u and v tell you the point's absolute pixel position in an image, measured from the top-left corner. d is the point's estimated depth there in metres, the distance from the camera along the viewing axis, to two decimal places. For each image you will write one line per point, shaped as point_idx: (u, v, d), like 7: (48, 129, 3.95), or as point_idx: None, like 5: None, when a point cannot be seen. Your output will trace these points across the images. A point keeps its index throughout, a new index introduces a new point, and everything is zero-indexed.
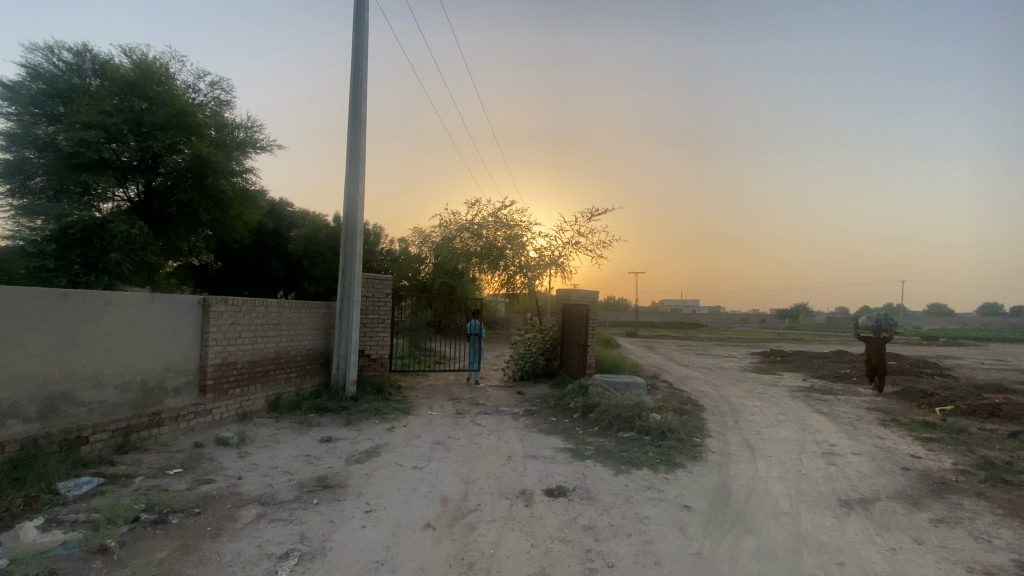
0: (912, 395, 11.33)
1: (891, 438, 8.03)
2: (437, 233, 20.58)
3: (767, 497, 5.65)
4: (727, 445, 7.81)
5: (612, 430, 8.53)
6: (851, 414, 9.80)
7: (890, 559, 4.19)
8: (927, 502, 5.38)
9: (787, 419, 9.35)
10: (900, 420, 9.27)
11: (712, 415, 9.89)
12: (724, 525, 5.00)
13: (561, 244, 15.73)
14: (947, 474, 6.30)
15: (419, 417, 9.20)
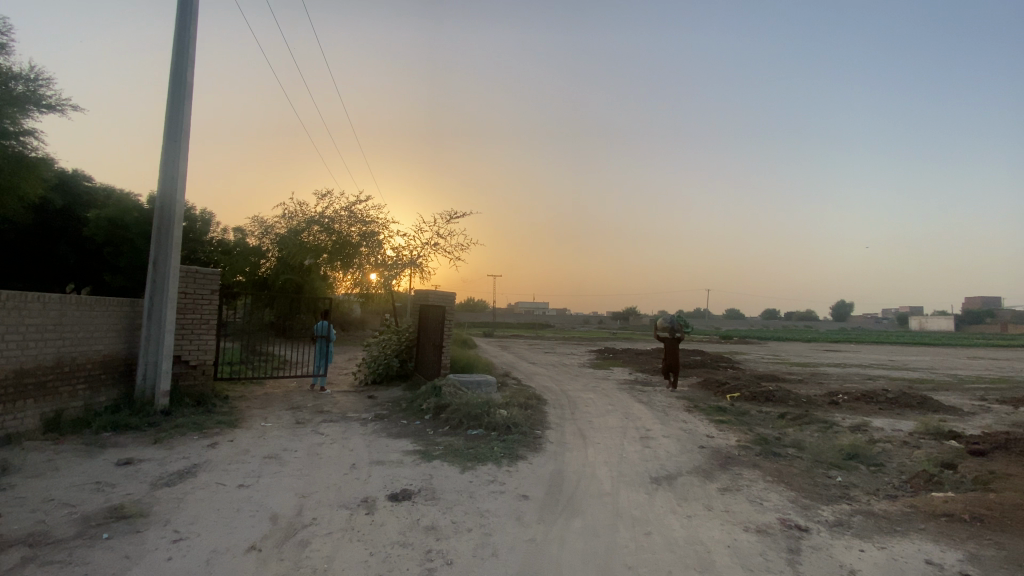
0: (710, 384, 13.56)
1: (693, 421, 9.48)
2: (282, 225, 18.79)
3: (595, 480, 6.24)
4: (564, 435, 8.47)
5: (461, 429, 8.64)
6: (665, 402, 11.37)
7: (686, 524, 4.93)
8: (716, 474, 6.46)
9: (615, 409, 10.48)
10: (701, 406, 11.02)
11: (554, 408, 10.65)
12: (556, 510, 5.39)
13: (419, 245, 15.53)
14: (732, 449, 7.64)
15: (250, 429, 8.26)
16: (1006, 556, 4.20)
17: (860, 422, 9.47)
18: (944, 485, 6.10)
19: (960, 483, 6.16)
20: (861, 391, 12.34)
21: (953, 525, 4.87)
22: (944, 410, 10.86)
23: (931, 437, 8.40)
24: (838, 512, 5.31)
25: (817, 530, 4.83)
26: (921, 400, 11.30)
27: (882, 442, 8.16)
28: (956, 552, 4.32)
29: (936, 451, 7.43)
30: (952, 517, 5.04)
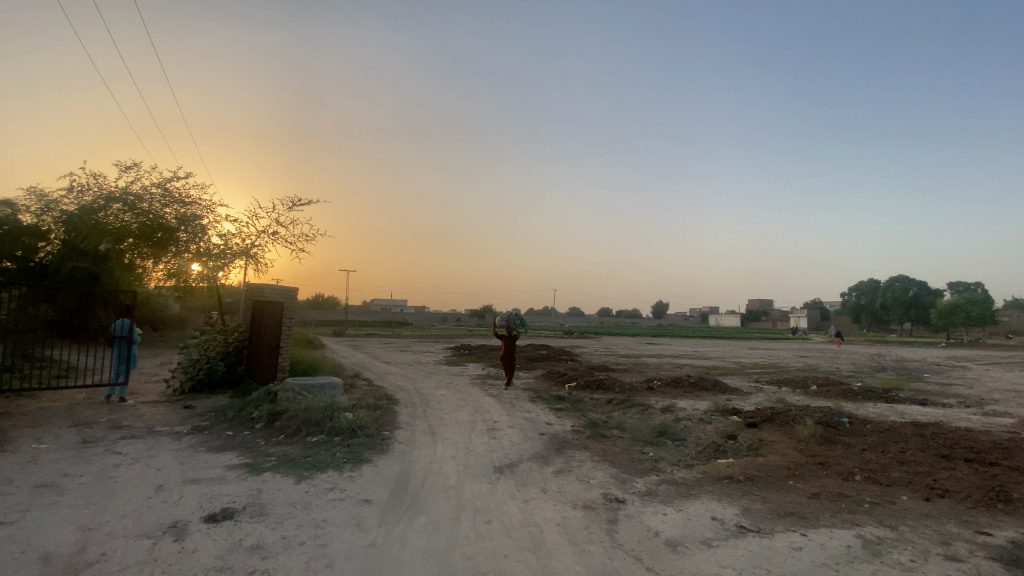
0: (553, 376, 14.62)
1: (537, 411, 10.12)
2: (69, 200, 15.28)
3: (440, 476, 6.27)
4: (413, 434, 8.35)
5: (299, 436, 7.97)
6: (513, 395, 11.94)
7: (523, 509, 5.22)
8: (552, 459, 6.98)
9: (465, 404, 10.67)
10: (544, 396, 11.82)
11: (404, 407, 10.44)
12: (399, 510, 5.28)
13: (255, 232, 13.94)
14: (568, 434, 8.33)
15: (11, 455, 6.55)
16: (764, 506, 5.27)
17: (670, 404, 11.06)
18: (727, 453, 7.43)
19: (738, 450, 7.57)
20: (673, 378, 14.42)
21: (732, 485, 5.96)
22: (731, 391, 13.24)
23: (720, 414, 10.17)
24: (649, 482, 6.14)
25: (632, 501, 5.50)
26: (715, 384, 13.63)
27: (686, 420, 9.64)
28: (733, 507, 5.28)
29: (723, 426, 9.02)
30: (730, 478, 6.17)
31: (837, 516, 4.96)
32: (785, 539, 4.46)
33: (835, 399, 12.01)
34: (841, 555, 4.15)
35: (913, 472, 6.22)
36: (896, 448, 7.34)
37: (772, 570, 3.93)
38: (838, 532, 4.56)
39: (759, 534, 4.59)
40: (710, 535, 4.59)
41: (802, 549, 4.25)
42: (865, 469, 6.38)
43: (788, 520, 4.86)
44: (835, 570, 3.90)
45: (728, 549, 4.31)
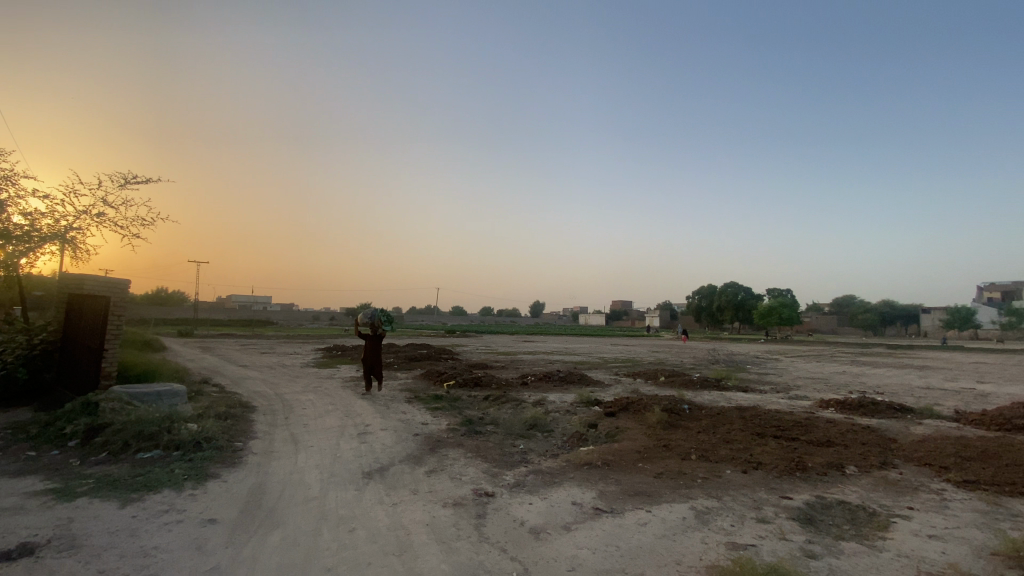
0: (430, 375, 14.46)
1: (411, 412, 9.91)
2: None
3: (301, 487, 5.82)
4: (272, 443, 7.64)
5: (126, 453, 6.82)
6: (387, 396, 11.55)
7: (391, 512, 5.07)
8: (425, 458, 6.89)
9: (334, 408, 10.06)
10: (420, 396, 11.63)
11: (263, 414, 9.51)
12: (251, 528, 4.79)
13: (74, 212, 11.64)
14: (442, 433, 8.29)
15: None
16: (618, 488, 5.77)
17: (541, 398, 11.61)
18: (588, 441, 8.01)
19: (598, 438, 8.20)
20: (544, 373, 15.16)
21: (591, 471, 6.44)
22: (595, 383, 14.31)
23: (585, 405, 10.94)
24: (518, 474, 6.36)
25: (501, 493, 5.65)
26: (581, 377, 14.62)
27: (554, 412, 10.19)
28: (590, 491, 5.70)
29: (586, 416, 9.70)
30: (591, 464, 6.66)
31: (677, 492, 5.62)
32: (633, 516, 4.94)
33: (680, 388, 13.62)
34: (677, 525, 4.70)
35: (735, 449, 7.28)
36: (724, 429, 8.54)
37: (621, 546, 4.32)
38: (676, 506, 5.16)
39: (612, 514, 5.01)
40: (569, 519, 4.90)
41: (646, 524, 4.74)
42: (699, 448, 7.32)
43: (637, 499, 5.38)
44: (672, 540, 4.41)
45: (584, 531, 4.64)
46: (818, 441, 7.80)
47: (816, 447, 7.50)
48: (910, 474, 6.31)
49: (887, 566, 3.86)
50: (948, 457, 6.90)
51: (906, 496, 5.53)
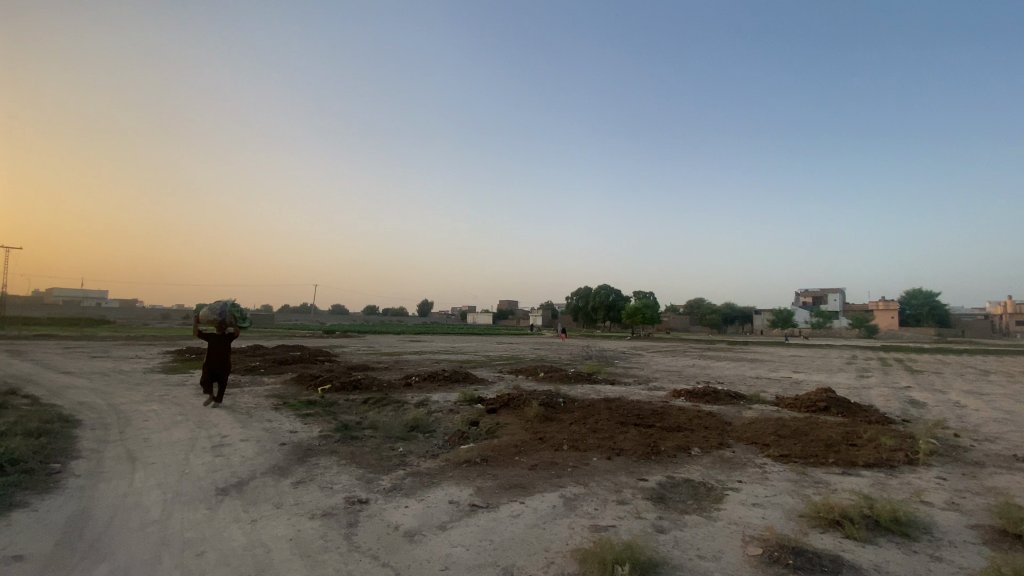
0: (303, 379, 13.48)
1: (279, 419, 9.14)
2: None
3: (137, 511, 5.06)
4: (101, 463, 6.53)
5: None
6: (251, 403, 10.53)
7: (249, 530, 4.63)
8: (292, 469, 6.41)
9: (185, 419, 8.90)
10: (291, 402, 10.78)
11: (90, 430, 8.09)
12: (66, 564, 4.04)
13: None
14: (313, 441, 7.77)
15: None
16: (495, 483, 5.91)
17: (423, 398, 11.45)
18: (468, 439, 8.08)
19: (478, 435, 8.31)
20: (427, 373, 14.97)
21: (469, 468, 6.51)
22: (477, 382, 14.48)
23: (467, 403, 11.02)
24: (394, 478, 6.21)
25: (375, 499, 5.47)
26: (465, 376, 14.70)
27: (436, 412, 10.12)
28: (468, 488, 5.76)
29: (467, 414, 9.78)
30: (469, 462, 6.74)
31: (549, 482, 5.92)
32: (507, 509, 5.10)
33: (558, 383, 14.36)
34: (548, 514, 4.95)
35: (603, 438, 7.87)
36: (594, 420, 9.19)
37: (494, 539, 4.43)
38: (548, 495, 5.44)
39: (488, 509, 5.12)
40: (445, 519, 4.90)
41: (519, 516, 4.92)
42: (572, 439, 7.78)
43: (511, 492, 5.56)
44: (542, 528, 4.63)
45: (459, 528, 4.67)
46: (672, 427, 8.74)
47: (670, 433, 8.40)
48: (740, 452, 7.35)
49: (719, 533, 4.45)
50: (769, 435, 8.18)
51: (737, 471, 6.44)
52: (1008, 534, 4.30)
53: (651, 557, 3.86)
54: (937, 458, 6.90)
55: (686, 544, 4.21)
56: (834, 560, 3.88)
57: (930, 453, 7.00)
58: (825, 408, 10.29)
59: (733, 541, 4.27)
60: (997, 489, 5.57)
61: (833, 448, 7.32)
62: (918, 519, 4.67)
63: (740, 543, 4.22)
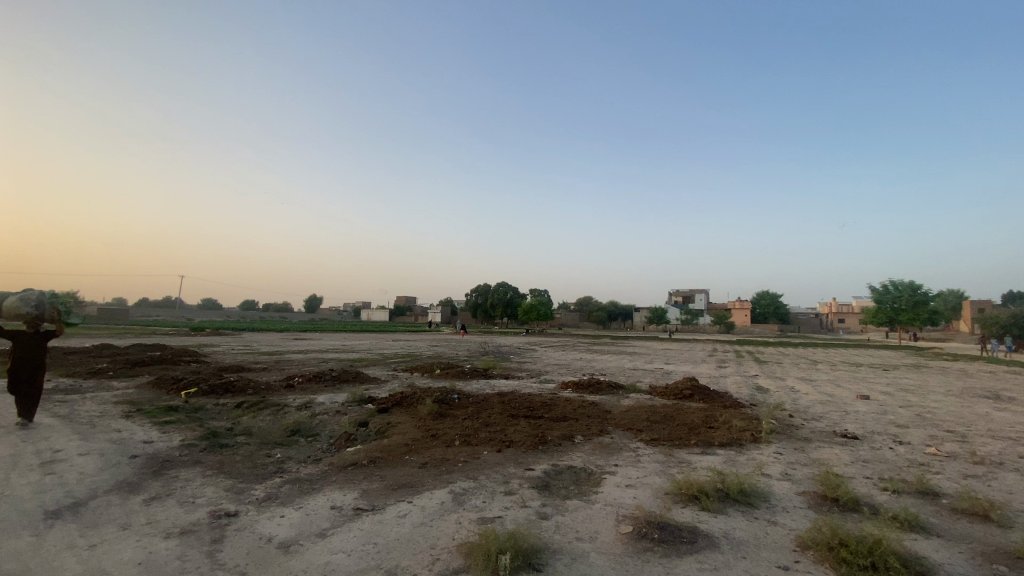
0: (163, 383, 11.91)
1: (130, 429, 7.98)
2: None
3: None
4: None
5: None
6: (95, 412, 9.07)
7: (87, 557, 3.99)
8: (145, 485, 5.64)
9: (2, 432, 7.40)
10: (146, 409, 9.47)
11: None
12: None
13: None
14: (172, 452, 6.90)
15: None
16: (382, 484, 5.74)
17: (307, 400, 10.75)
18: (356, 440, 7.75)
19: (366, 436, 8.00)
20: (313, 373, 14.07)
21: (355, 471, 6.24)
22: (368, 381, 13.94)
23: (355, 403, 10.55)
24: (270, 486, 5.74)
25: (246, 511, 5.01)
26: (354, 375, 14.07)
27: (321, 414, 9.55)
28: (352, 491, 5.52)
29: (355, 414, 9.37)
30: (355, 464, 6.46)
31: (438, 479, 5.89)
32: (393, 510, 4.97)
33: (452, 379, 14.34)
34: (435, 511, 4.92)
35: (493, 432, 8.03)
36: (485, 414, 9.32)
37: (379, 541, 4.30)
38: (437, 492, 5.41)
39: (373, 511, 4.96)
40: (325, 525, 4.65)
41: (406, 515, 4.83)
42: (463, 435, 7.82)
43: (399, 492, 5.44)
44: (429, 525, 4.60)
45: (341, 534, 4.46)
46: (558, 418, 9.18)
47: (557, 423, 8.81)
48: (618, 438, 7.95)
49: (596, 514, 4.78)
50: (643, 422, 8.95)
51: (614, 455, 6.96)
52: (823, 496, 5.16)
53: (534, 544, 4.02)
54: (775, 436, 8.07)
55: (567, 528, 4.45)
56: (692, 530, 4.35)
57: (770, 432, 8.16)
58: (691, 395, 11.51)
59: (608, 521, 4.61)
60: (818, 460, 6.66)
61: (696, 430, 8.22)
62: (759, 489, 5.42)
63: (614, 522, 4.57)
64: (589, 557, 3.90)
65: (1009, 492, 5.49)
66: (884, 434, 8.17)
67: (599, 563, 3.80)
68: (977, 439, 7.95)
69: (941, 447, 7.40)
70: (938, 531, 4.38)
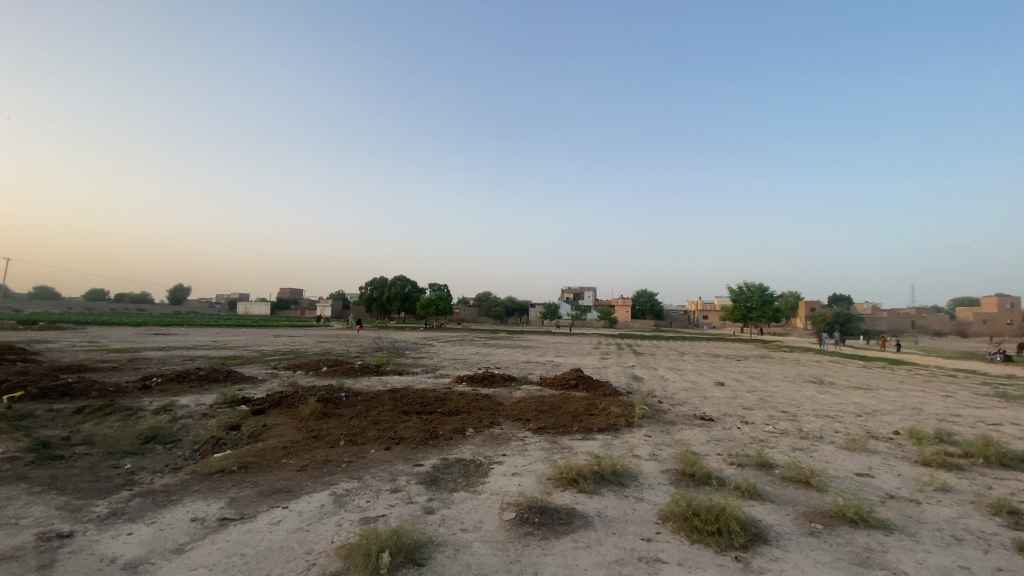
0: None
1: None
2: None
3: None
4: None
5: None
6: None
7: None
8: None
9: None
10: None
11: None
12: None
13: None
14: None
15: None
16: (255, 491, 5.29)
17: (167, 402, 9.55)
18: (226, 445, 7.06)
19: (238, 440, 7.32)
20: (176, 372, 12.53)
21: (222, 479, 5.68)
22: (244, 380, 12.76)
23: (227, 405, 9.60)
24: (116, 501, 5.01)
25: (84, 531, 4.32)
26: (228, 374, 12.79)
27: (184, 418, 8.55)
28: (218, 501, 5.02)
29: (227, 417, 8.53)
30: (223, 471, 5.89)
31: (318, 481, 5.58)
32: (265, 517, 4.62)
33: (340, 376, 13.66)
34: (314, 515, 4.67)
35: (382, 429, 7.80)
36: (375, 411, 9.03)
37: (247, 552, 3.96)
38: (316, 495, 5.13)
39: (242, 520, 4.55)
40: (183, 540, 4.17)
41: (280, 522, 4.51)
42: (349, 434, 7.49)
43: (273, 498, 5.06)
44: (306, 530, 4.35)
45: (202, 548, 4.04)
46: (450, 412, 9.19)
47: (448, 417, 8.81)
48: (507, 429, 8.17)
49: (482, 504, 4.88)
50: (532, 412, 9.29)
51: (503, 446, 7.14)
52: (683, 473, 5.78)
53: (417, 539, 3.98)
54: (647, 420, 8.86)
55: (452, 520, 4.47)
56: (570, 512, 4.63)
57: (643, 417, 8.94)
58: (577, 385, 12.20)
59: (493, 510, 4.72)
60: (681, 440, 7.45)
61: (579, 418, 8.73)
62: (630, 470, 5.92)
63: (499, 510, 4.69)
64: (472, 546, 3.96)
65: (824, 461, 6.60)
66: (735, 416, 9.36)
67: (481, 551, 3.87)
68: (804, 417, 9.44)
69: (777, 425, 8.66)
70: (770, 497, 5.13)
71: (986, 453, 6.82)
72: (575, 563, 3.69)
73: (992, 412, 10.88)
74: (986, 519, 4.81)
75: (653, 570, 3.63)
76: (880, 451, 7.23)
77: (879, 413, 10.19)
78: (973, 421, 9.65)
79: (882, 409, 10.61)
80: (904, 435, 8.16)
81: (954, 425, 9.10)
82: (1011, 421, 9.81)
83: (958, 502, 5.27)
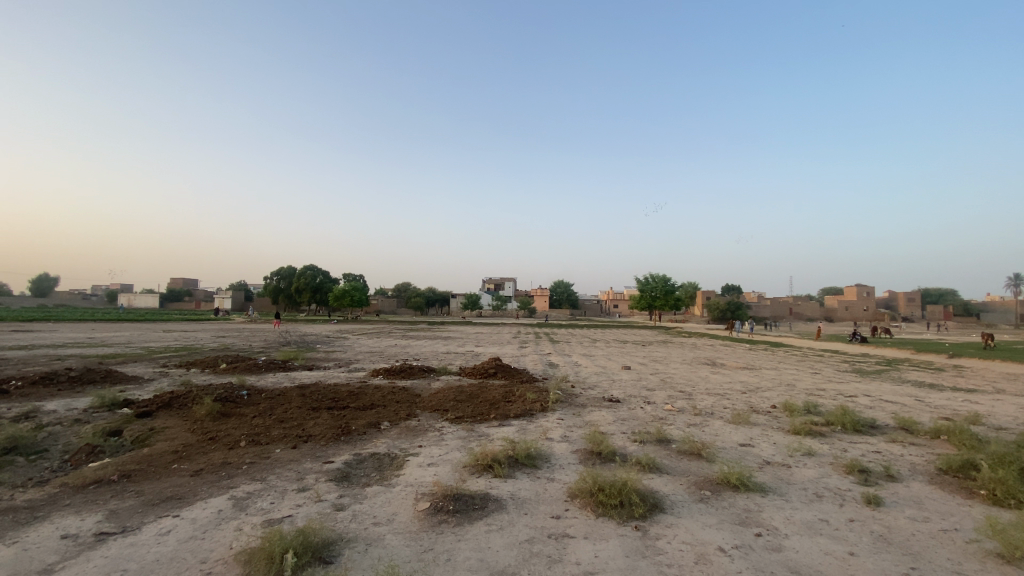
0: None
1: None
2: None
3: None
4: None
5: None
6: None
7: None
8: None
9: None
10: None
11: None
12: None
13: None
14: None
15: None
16: (140, 501, 4.79)
17: (30, 408, 8.34)
18: (104, 453, 6.31)
19: (120, 447, 6.56)
20: (40, 373, 10.94)
21: (99, 490, 5.08)
22: (127, 380, 11.44)
23: (105, 409, 8.55)
24: None
25: None
26: (106, 374, 11.38)
27: (51, 425, 7.51)
28: (95, 514, 4.50)
29: (105, 422, 7.62)
30: (99, 482, 5.27)
31: (215, 486, 5.19)
32: (152, 529, 4.21)
33: (243, 374, 12.70)
34: (209, 521, 4.34)
35: (289, 428, 7.39)
36: (282, 409, 8.54)
37: (130, 568, 3.60)
38: (212, 501, 4.77)
39: (124, 534, 4.12)
40: (52, 559, 3.70)
41: (169, 532, 4.14)
42: (250, 434, 7.01)
43: (161, 507, 4.63)
44: (200, 539, 4.03)
45: (76, 567, 3.60)
46: (364, 406, 8.94)
47: (362, 412, 8.55)
48: (424, 420, 8.11)
49: (396, 497, 4.82)
50: (449, 402, 9.29)
51: (419, 437, 7.09)
52: (591, 451, 6.11)
53: (326, 537, 3.85)
54: (560, 404, 9.23)
55: (364, 515, 4.37)
56: (484, 497, 4.71)
57: (556, 401, 9.29)
58: (494, 373, 12.39)
59: (407, 501, 4.68)
60: (590, 421, 7.85)
61: (496, 405, 8.89)
62: (542, 452, 6.15)
63: (413, 501, 4.67)
64: (384, 539, 3.91)
65: (715, 434, 7.29)
66: (639, 397, 10.05)
67: (394, 543, 3.84)
68: (699, 396, 10.35)
69: (676, 404, 9.41)
70: (667, 469, 5.59)
71: (843, 421, 7.92)
72: (487, 546, 3.79)
73: (849, 385, 12.64)
74: (841, 477, 5.62)
75: (561, 545, 3.82)
76: (761, 423, 8.13)
77: (762, 389, 11.44)
78: (834, 394, 11.16)
79: (764, 386, 11.92)
80: (781, 409, 9.24)
81: (819, 398, 10.45)
82: (862, 393, 11.46)
83: (821, 464, 6.09)
